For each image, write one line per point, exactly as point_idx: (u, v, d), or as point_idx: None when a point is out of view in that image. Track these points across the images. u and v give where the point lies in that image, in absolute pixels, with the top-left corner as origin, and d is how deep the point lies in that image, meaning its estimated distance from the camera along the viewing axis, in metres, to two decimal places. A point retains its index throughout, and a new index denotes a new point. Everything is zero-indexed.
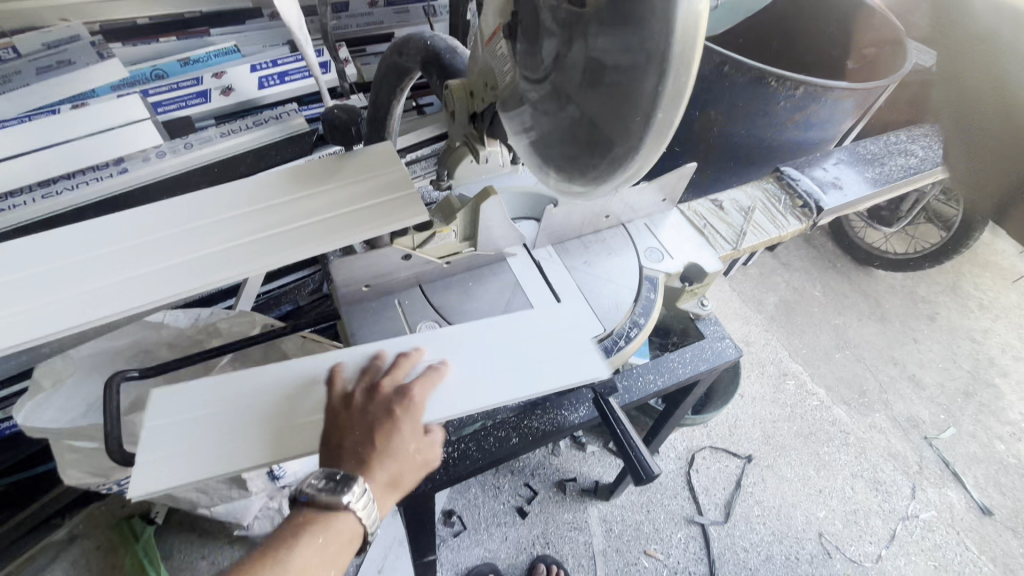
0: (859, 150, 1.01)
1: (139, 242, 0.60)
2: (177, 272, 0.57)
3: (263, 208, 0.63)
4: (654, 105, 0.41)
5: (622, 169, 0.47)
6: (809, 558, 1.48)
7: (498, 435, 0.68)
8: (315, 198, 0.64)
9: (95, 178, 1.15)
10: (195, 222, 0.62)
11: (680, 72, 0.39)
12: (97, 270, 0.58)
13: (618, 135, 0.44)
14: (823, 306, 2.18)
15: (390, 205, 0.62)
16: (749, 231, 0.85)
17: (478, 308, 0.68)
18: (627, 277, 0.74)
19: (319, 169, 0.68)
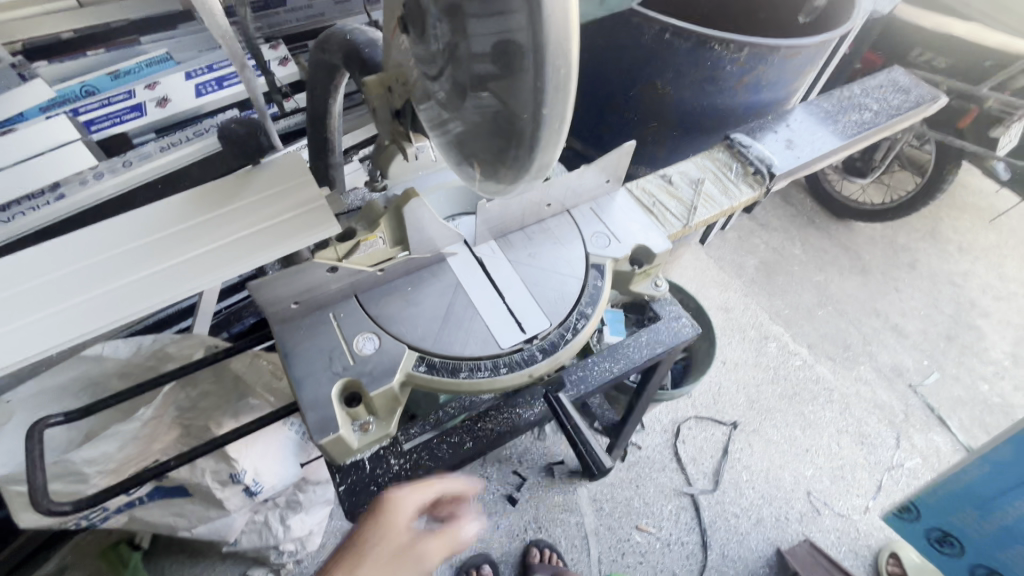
0: (812, 108, 0.98)
1: (47, 281, 0.59)
2: (89, 307, 0.57)
3: (174, 232, 0.63)
4: (541, 104, 0.39)
5: (530, 164, 0.45)
6: (798, 517, 1.50)
7: (452, 442, 0.66)
8: (226, 217, 0.65)
9: (32, 207, 1.11)
10: (103, 254, 0.61)
11: (558, 63, 0.37)
12: (4, 313, 0.57)
13: (517, 136, 0.42)
14: (803, 265, 2.18)
15: (301, 219, 0.64)
16: (700, 205, 0.82)
17: (419, 313, 0.66)
18: (573, 266, 0.72)
19: (228, 187, 0.68)
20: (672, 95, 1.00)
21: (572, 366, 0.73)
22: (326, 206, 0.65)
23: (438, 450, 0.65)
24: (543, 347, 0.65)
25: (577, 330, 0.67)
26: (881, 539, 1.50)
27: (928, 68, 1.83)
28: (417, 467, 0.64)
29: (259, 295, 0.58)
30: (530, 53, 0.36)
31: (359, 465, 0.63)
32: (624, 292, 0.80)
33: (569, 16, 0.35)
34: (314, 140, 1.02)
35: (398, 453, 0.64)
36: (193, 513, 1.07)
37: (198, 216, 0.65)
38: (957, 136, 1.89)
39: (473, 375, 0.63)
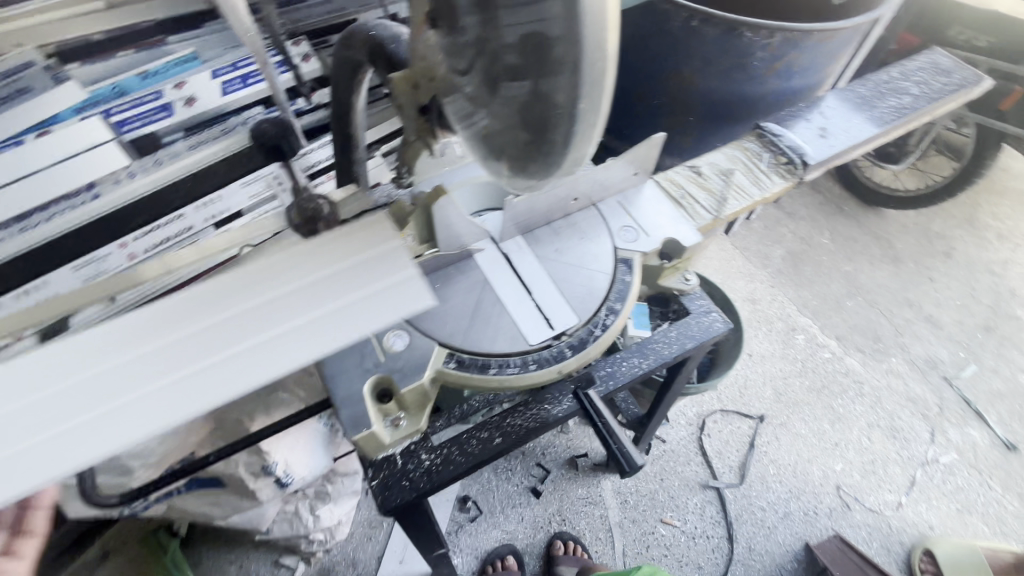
0: (847, 94, 0.95)
1: (118, 366, 0.53)
2: (152, 400, 0.51)
3: (238, 311, 0.56)
4: (576, 98, 0.38)
5: (563, 159, 0.44)
6: (828, 512, 1.48)
7: (481, 437, 0.66)
8: (298, 291, 0.58)
9: (69, 208, 1.14)
10: (161, 339, 0.55)
11: (595, 55, 0.36)
12: (56, 413, 0.50)
13: (550, 133, 0.41)
14: (832, 254, 2.12)
15: (395, 287, 0.57)
16: (730, 196, 0.81)
17: (448, 310, 0.66)
18: (600, 260, 0.71)
19: (293, 253, 0.61)
20: (699, 84, 0.98)
21: (600, 361, 0.73)
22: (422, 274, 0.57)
23: (467, 445, 0.65)
24: (571, 344, 0.65)
25: (606, 327, 0.66)
26: (914, 535, 1.46)
27: (967, 48, 1.74)
28: (448, 462, 0.64)
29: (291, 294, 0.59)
30: (566, 46, 0.36)
31: (391, 460, 0.63)
32: (652, 286, 0.80)
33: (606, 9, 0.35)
34: (338, 136, 1.03)
35: (427, 448, 0.65)
36: (228, 503, 1.11)
37: (266, 293, 0.58)
38: (999, 118, 1.81)
39: (502, 372, 0.63)
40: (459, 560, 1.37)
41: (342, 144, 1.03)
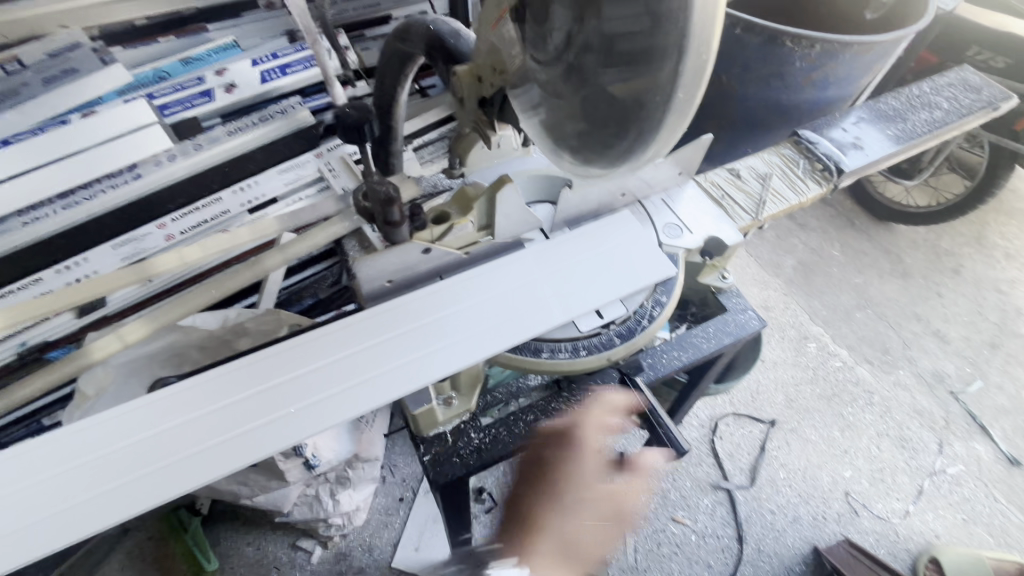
0: (880, 106, 0.98)
1: (303, 372, 0.64)
2: (269, 431, 0.61)
3: (347, 356, 0.64)
4: (675, 87, 0.41)
5: (647, 147, 0.46)
6: (836, 517, 1.50)
7: (528, 419, 0.69)
8: (400, 341, 0.64)
9: (111, 186, 1.16)
10: (277, 379, 0.63)
11: (700, 48, 0.40)
12: (190, 438, 0.60)
13: (639, 120, 0.44)
14: (843, 266, 2.15)
15: (541, 310, 0.66)
16: (769, 199, 0.83)
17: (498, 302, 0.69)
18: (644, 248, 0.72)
19: (402, 301, 0.66)
20: (736, 91, 1.01)
21: (641, 351, 0.75)
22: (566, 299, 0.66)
23: (515, 426, 0.68)
24: (619, 333, 0.68)
25: (654, 318, 0.69)
26: (920, 544, 1.49)
27: (985, 68, 1.77)
28: (496, 442, 0.66)
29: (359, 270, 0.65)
30: (673, 39, 0.39)
31: (441, 437, 0.66)
32: (691, 282, 0.83)
33: (715, 11, 0.39)
34: (381, 127, 1.06)
35: (476, 426, 0.67)
36: (255, 483, 1.13)
37: (375, 338, 0.65)
38: (1013, 138, 1.84)
39: (553, 356, 0.67)
40: (474, 550, 1.39)
41: (382, 135, 1.06)
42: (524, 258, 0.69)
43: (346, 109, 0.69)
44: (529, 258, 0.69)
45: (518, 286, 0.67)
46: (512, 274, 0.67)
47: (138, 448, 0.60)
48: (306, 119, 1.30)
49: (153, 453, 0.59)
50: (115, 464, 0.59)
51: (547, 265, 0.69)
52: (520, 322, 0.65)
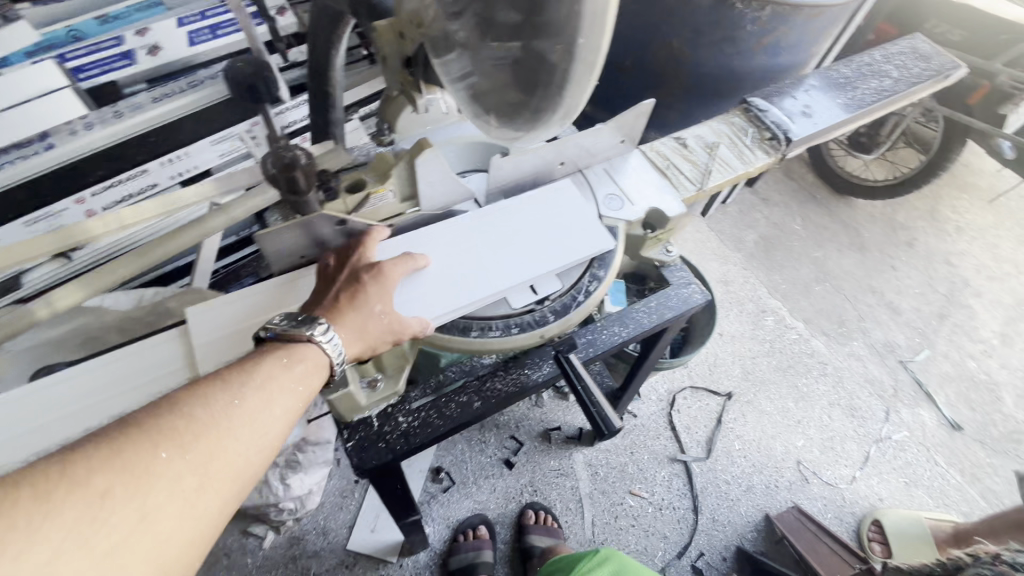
0: (831, 73, 0.96)
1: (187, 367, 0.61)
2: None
3: (223, 340, 0.58)
4: (574, 35, 0.38)
5: (557, 102, 0.44)
6: (787, 485, 1.54)
7: (459, 401, 0.65)
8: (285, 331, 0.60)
9: (21, 157, 1.05)
10: (164, 373, 0.61)
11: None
12: (71, 436, 0.57)
13: (548, 74, 0.42)
14: (802, 241, 2.18)
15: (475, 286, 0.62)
16: (715, 169, 0.81)
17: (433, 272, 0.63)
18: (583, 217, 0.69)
19: (284, 285, 0.62)
20: (688, 56, 0.96)
21: (580, 328, 0.72)
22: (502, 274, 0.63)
23: (446, 408, 0.65)
24: (554, 310, 0.64)
25: (589, 293, 0.66)
26: (865, 507, 1.54)
27: (942, 41, 1.78)
28: (426, 425, 0.63)
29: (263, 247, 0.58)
30: None
31: (367, 422, 0.62)
32: (634, 257, 0.80)
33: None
34: (316, 93, 0.99)
35: (405, 411, 0.64)
36: None
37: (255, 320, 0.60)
38: (965, 112, 1.86)
39: (484, 335, 0.63)
40: (431, 529, 1.37)
41: (317, 102, 0.99)
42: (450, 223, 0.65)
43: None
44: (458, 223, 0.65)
45: (447, 250, 0.64)
46: (440, 238, 0.64)
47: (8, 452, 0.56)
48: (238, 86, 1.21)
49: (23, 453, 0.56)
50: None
51: (478, 230, 0.65)
52: (447, 289, 0.61)
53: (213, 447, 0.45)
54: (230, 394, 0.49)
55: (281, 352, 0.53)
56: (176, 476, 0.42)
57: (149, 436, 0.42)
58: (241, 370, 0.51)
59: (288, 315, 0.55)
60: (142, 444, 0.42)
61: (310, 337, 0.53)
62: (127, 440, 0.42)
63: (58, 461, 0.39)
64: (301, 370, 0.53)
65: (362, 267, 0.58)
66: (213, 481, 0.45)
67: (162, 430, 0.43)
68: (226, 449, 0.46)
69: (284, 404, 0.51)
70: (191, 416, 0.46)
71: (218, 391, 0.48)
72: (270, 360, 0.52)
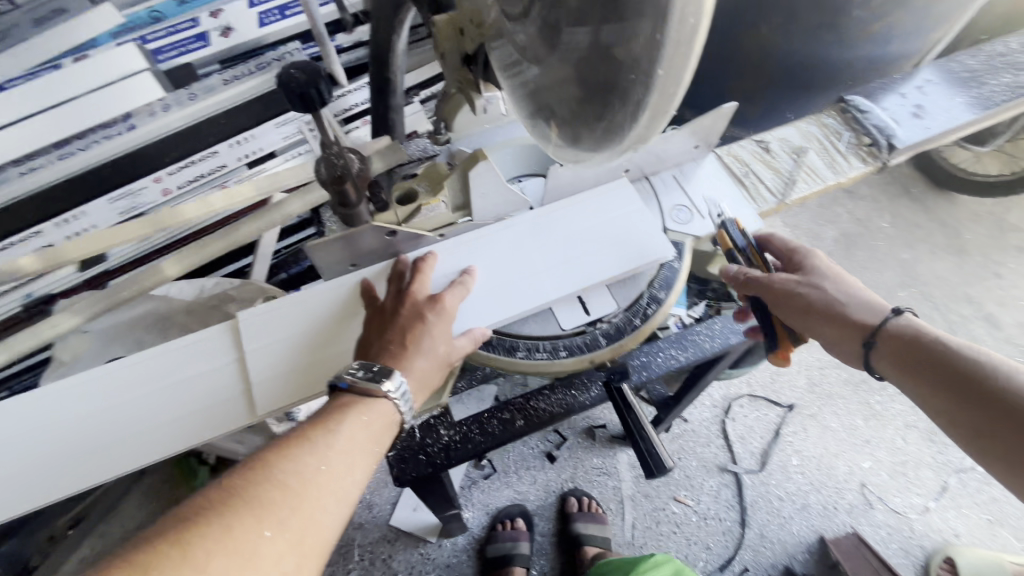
0: (952, 65, 0.83)
1: (225, 366, 0.61)
2: (196, 423, 0.59)
3: (263, 346, 0.58)
4: (654, 62, 0.32)
5: (629, 131, 0.37)
6: (848, 508, 1.44)
7: (502, 418, 0.63)
8: (322, 335, 0.59)
9: (105, 138, 1.10)
10: (206, 370, 0.61)
11: (689, 12, 0.29)
12: (117, 423, 0.59)
13: (618, 95, 0.36)
14: (890, 241, 1.98)
15: (531, 293, 0.60)
16: (801, 178, 0.72)
17: (491, 277, 0.60)
18: (644, 225, 0.63)
19: (320, 296, 0.60)
20: (778, 44, 0.85)
21: (635, 348, 0.68)
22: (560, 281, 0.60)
23: (487, 425, 0.63)
24: (606, 333, 0.60)
25: (646, 317, 0.60)
26: (937, 541, 1.41)
27: None
28: (467, 441, 0.62)
29: (314, 258, 0.58)
30: None
31: (409, 433, 0.62)
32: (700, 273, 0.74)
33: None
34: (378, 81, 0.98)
35: (447, 424, 0.63)
36: (252, 443, 1.11)
37: (297, 329, 0.59)
38: None
39: (530, 356, 0.59)
40: (471, 514, 1.40)
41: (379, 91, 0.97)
42: (504, 232, 0.62)
43: (291, 70, 0.46)
44: (516, 234, 0.62)
45: (502, 266, 0.60)
46: (498, 256, 0.61)
47: (66, 432, 0.59)
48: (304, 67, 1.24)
49: (76, 436, 0.59)
50: (52, 443, 0.59)
51: (540, 247, 0.62)
52: (501, 305, 0.59)
53: (307, 517, 0.43)
54: (313, 462, 0.46)
55: (355, 411, 0.51)
56: (278, 552, 0.40)
57: (251, 511, 0.41)
58: (321, 430, 0.49)
59: (362, 364, 0.53)
60: (243, 518, 0.40)
61: (384, 393, 0.51)
62: (230, 516, 0.40)
63: (168, 542, 0.37)
64: (379, 426, 0.51)
65: (423, 301, 0.56)
66: (310, 554, 0.43)
67: (258, 502, 0.42)
68: (319, 519, 0.44)
69: (364, 466, 0.49)
70: (285, 484, 0.44)
71: (305, 455, 0.46)
72: (350, 421, 0.50)
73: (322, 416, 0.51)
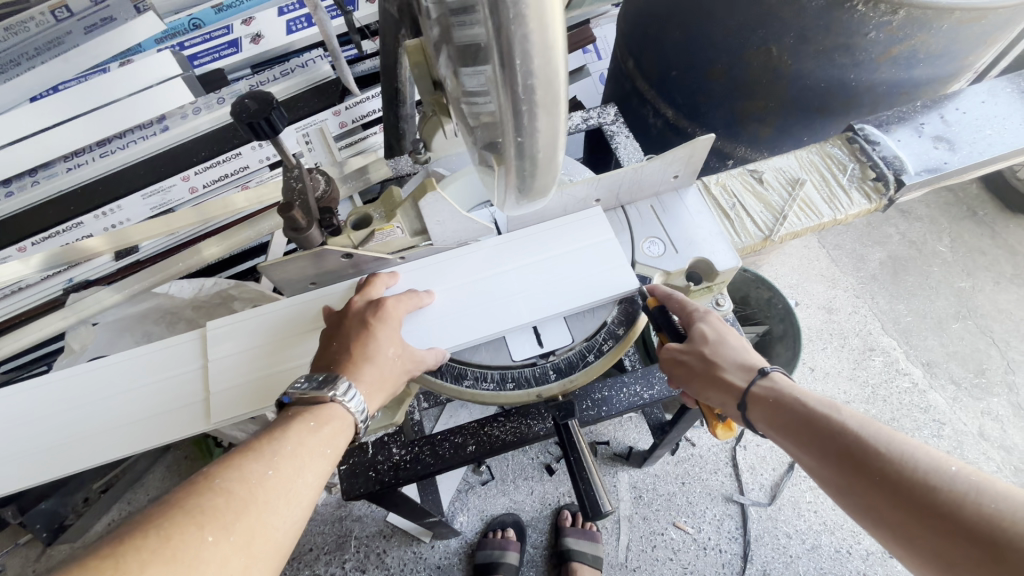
0: (990, 92, 0.75)
1: (190, 372, 0.65)
2: (159, 424, 0.62)
3: (225, 357, 0.62)
4: (525, 155, 0.31)
5: (531, 185, 0.35)
6: (864, 555, 1.34)
7: (454, 441, 0.64)
8: (277, 349, 0.62)
9: (142, 138, 1.19)
10: (176, 373, 0.65)
11: (538, 90, 0.27)
12: (92, 420, 0.63)
13: (503, 167, 0.35)
14: (946, 268, 1.81)
15: (492, 319, 0.59)
16: (792, 214, 0.68)
17: (449, 303, 0.60)
18: (609, 255, 0.61)
19: (281, 313, 0.64)
20: (790, 66, 0.84)
21: (603, 381, 0.71)
22: (520, 309, 0.59)
23: (439, 447, 0.63)
24: (558, 366, 0.59)
25: (603, 353, 0.59)
26: None
27: None
28: (416, 461, 0.62)
29: (272, 276, 0.61)
30: (499, 89, 0.28)
31: (362, 450, 0.63)
32: None
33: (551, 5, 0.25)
34: None
35: (400, 442, 0.64)
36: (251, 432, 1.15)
37: (259, 343, 0.63)
38: None
39: (477, 385, 0.59)
40: (465, 518, 1.42)
41: None
42: (463, 255, 0.62)
43: (244, 100, 0.49)
44: (478, 260, 0.62)
45: (457, 290, 0.61)
46: (452, 278, 0.61)
47: (46, 424, 0.64)
48: (327, 76, 1.26)
49: (53, 429, 0.63)
50: (32, 434, 0.63)
51: (495, 272, 0.61)
52: (458, 332, 0.59)
53: (254, 524, 0.42)
54: (257, 468, 0.45)
55: (301, 418, 0.50)
56: (224, 558, 0.39)
57: (190, 518, 0.39)
58: (267, 439, 0.48)
59: (307, 377, 0.53)
60: (184, 526, 0.39)
61: (332, 397, 0.51)
62: (170, 524, 0.39)
63: (103, 556, 0.36)
64: (329, 431, 0.51)
65: (369, 312, 0.56)
66: (257, 559, 0.42)
67: (201, 510, 0.40)
68: (265, 525, 0.43)
69: (316, 470, 0.48)
70: (228, 491, 0.43)
71: (251, 463, 0.45)
72: (296, 427, 0.49)
73: (271, 428, 0.50)
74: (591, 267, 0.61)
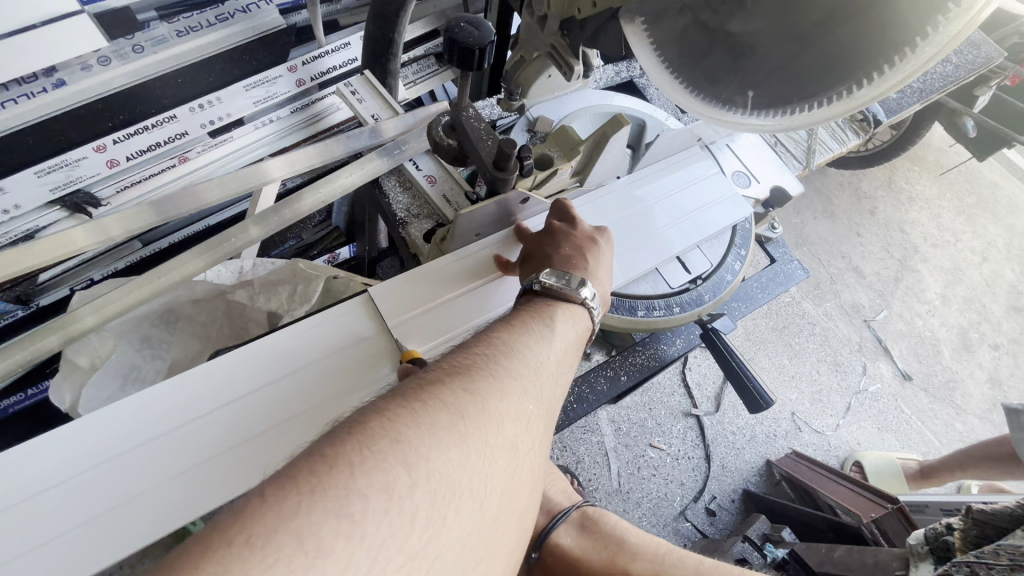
0: None
1: (323, 361, 0.62)
2: (313, 416, 0.59)
3: (405, 320, 0.66)
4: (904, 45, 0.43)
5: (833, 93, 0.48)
6: (784, 433, 1.71)
7: (609, 375, 0.81)
8: (452, 308, 0.68)
9: (26, 95, 0.91)
10: (331, 356, 0.63)
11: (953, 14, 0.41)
12: (223, 432, 0.56)
13: (844, 47, 0.45)
14: (781, 209, 2.30)
15: (662, 245, 0.71)
16: (817, 147, 0.91)
17: (625, 238, 0.71)
18: (726, 185, 0.77)
19: (447, 275, 0.70)
20: None
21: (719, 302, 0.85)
22: (680, 236, 0.72)
23: (598, 382, 0.80)
24: (707, 289, 0.78)
25: (734, 271, 0.80)
26: (846, 450, 1.75)
27: None
28: (583, 399, 0.79)
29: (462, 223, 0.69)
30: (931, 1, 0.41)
31: None
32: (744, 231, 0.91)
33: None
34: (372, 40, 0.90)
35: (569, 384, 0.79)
36: None
37: (433, 300, 0.68)
38: None
39: (648, 314, 0.76)
40: None
41: (376, 47, 0.91)
42: (616, 195, 0.73)
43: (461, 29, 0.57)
44: (631, 198, 0.73)
45: (626, 224, 0.71)
46: (626, 223, 0.71)
47: (163, 449, 0.55)
48: (272, 24, 1.10)
49: (170, 454, 0.55)
50: (140, 467, 0.54)
51: (651, 206, 0.73)
52: (642, 261, 0.70)
53: (542, 402, 0.49)
54: (536, 349, 0.52)
55: (555, 304, 0.59)
56: (524, 427, 0.46)
57: (507, 383, 0.47)
58: (538, 316, 0.57)
59: (552, 272, 0.61)
60: (505, 385, 0.46)
61: (582, 299, 0.60)
62: (497, 383, 0.46)
63: (456, 393, 0.43)
64: (579, 326, 0.59)
65: (581, 237, 0.65)
66: (537, 434, 0.48)
67: (509, 375, 0.48)
68: (547, 407, 0.50)
69: (567, 362, 0.56)
70: (523, 361, 0.50)
71: (535, 346, 0.53)
72: (560, 321, 0.57)
73: (528, 305, 0.59)
74: (717, 194, 0.76)
